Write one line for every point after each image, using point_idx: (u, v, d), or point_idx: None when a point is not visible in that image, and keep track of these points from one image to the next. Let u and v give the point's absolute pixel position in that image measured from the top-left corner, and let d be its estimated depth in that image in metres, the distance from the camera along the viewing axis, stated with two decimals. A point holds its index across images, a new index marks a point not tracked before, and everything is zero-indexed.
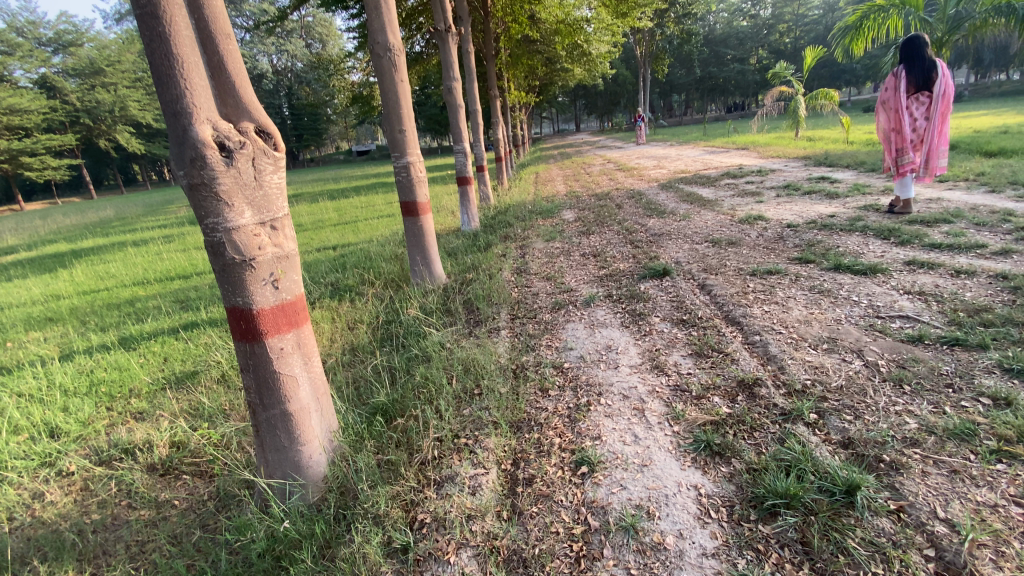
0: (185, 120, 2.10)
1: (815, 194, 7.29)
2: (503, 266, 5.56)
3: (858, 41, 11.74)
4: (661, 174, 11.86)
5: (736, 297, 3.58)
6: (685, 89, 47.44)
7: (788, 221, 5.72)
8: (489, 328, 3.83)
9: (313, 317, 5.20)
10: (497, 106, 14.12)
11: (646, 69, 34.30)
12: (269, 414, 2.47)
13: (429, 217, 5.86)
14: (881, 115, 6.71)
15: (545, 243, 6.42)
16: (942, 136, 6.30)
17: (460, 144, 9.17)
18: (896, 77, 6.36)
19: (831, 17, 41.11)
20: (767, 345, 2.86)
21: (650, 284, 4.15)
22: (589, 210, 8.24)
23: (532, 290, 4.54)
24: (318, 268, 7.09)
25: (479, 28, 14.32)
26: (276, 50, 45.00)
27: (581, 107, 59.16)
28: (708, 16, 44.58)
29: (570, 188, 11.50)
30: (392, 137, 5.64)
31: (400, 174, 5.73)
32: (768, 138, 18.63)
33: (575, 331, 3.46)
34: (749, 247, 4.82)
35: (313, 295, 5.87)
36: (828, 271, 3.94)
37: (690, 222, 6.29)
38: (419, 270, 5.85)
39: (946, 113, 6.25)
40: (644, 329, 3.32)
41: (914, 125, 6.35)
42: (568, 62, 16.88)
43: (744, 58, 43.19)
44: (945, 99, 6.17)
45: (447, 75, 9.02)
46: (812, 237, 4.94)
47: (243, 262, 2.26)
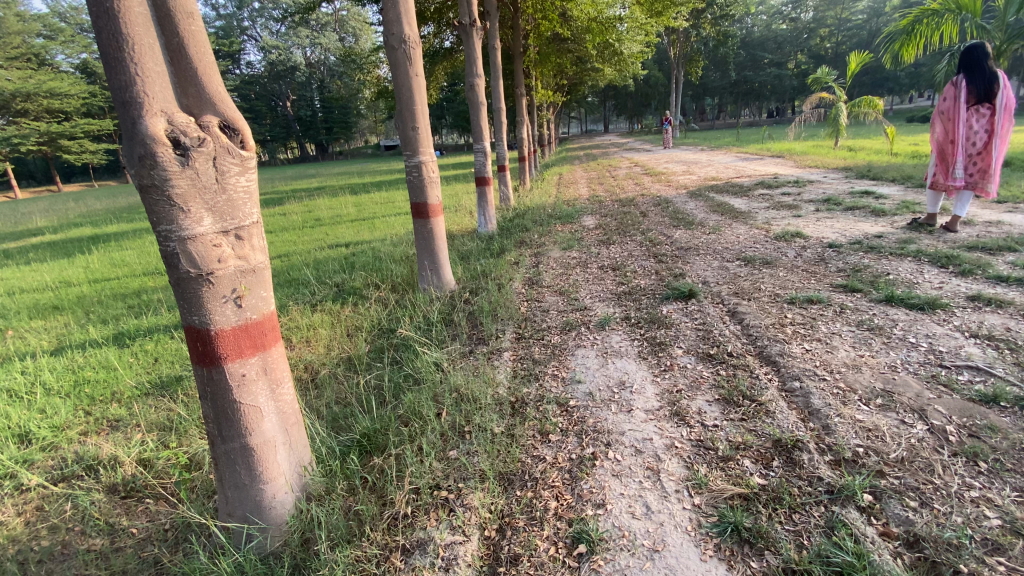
0: (135, 112, 1.81)
1: (858, 210, 6.74)
2: (515, 276, 5.21)
3: (908, 46, 10.84)
4: (691, 180, 11.35)
5: (771, 331, 3.15)
6: (719, 93, 46.24)
7: (829, 240, 5.23)
8: (492, 349, 3.48)
9: (312, 322, 4.93)
10: (523, 104, 13.76)
11: (679, 71, 33.41)
12: (228, 448, 2.17)
13: (440, 219, 5.55)
14: (934, 128, 6.04)
15: (562, 252, 6.04)
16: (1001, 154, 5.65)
17: (480, 142, 8.83)
18: (954, 86, 5.75)
19: (876, 23, 39.40)
20: (808, 396, 2.44)
21: (673, 307, 3.75)
22: (611, 217, 7.82)
23: (542, 306, 4.18)
24: (326, 267, 6.86)
25: (509, 25, 13.98)
26: (309, 42, 45.43)
27: (610, 108, 58.35)
28: (745, 19, 43.36)
29: (594, 192, 11.09)
30: (404, 134, 5.33)
31: (411, 173, 5.41)
32: (805, 146, 17.80)
33: (585, 360, 3.08)
34: (786, 268, 4.36)
35: (317, 296, 5.63)
36: (878, 303, 3.47)
37: (720, 236, 5.83)
38: (427, 275, 5.54)
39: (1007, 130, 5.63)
40: (664, 363, 2.93)
41: (972, 138, 5.68)
42: (598, 62, 16.41)
43: (782, 62, 41.78)
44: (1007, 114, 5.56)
45: (470, 71, 8.68)
46: (857, 261, 4.45)
47: (200, 277, 1.96)
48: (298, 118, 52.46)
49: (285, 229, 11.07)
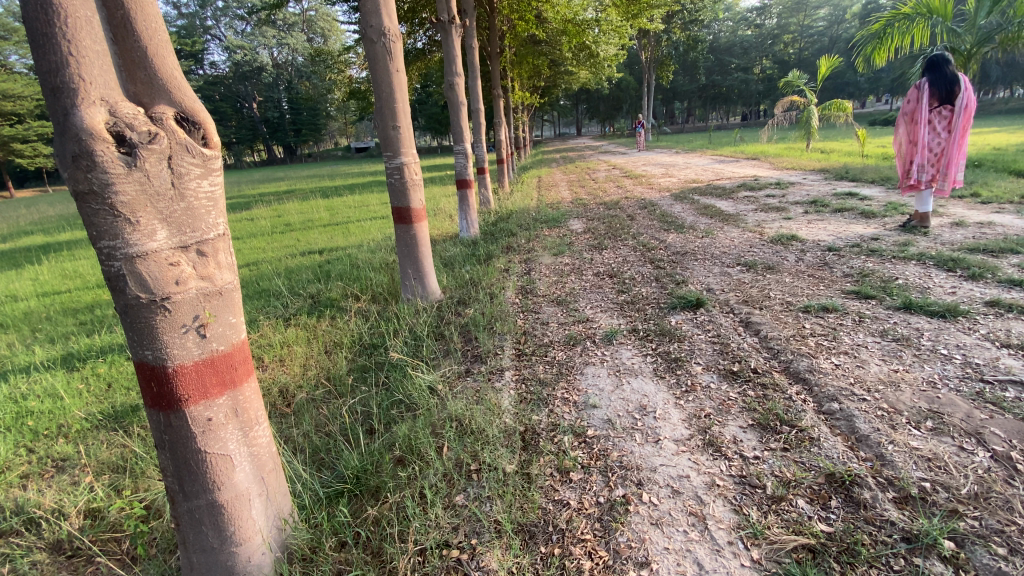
0: (65, 98, 1.43)
1: (847, 212, 6.70)
2: (506, 284, 4.92)
3: (880, 51, 11.00)
4: (672, 182, 11.29)
5: (792, 343, 2.95)
6: (688, 97, 47.02)
7: (826, 243, 5.12)
8: (490, 368, 3.16)
9: (287, 337, 4.51)
10: (501, 106, 13.46)
11: (650, 75, 33.64)
12: (191, 506, 1.80)
13: (424, 224, 5.21)
14: (899, 129, 6.16)
15: (553, 258, 5.77)
16: (961, 152, 5.81)
17: (461, 144, 8.54)
18: (916, 89, 5.85)
19: (837, 29, 40.65)
20: (852, 420, 2.22)
21: (681, 317, 3.52)
22: (598, 221, 7.61)
23: (540, 317, 3.89)
24: (300, 276, 6.42)
25: (484, 25, 13.72)
26: (276, 43, 44.19)
27: (582, 111, 58.73)
28: (713, 25, 44.23)
29: (576, 194, 10.90)
30: (384, 133, 4.95)
31: (392, 175, 5.05)
32: (777, 148, 18.08)
33: (596, 380, 2.79)
34: (791, 274, 4.19)
35: (291, 309, 5.21)
36: (896, 311, 3.30)
37: (714, 240, 5.66)
38: (411, 284, 5.20)
39: (966, 129, 5.77)
40: (684, 382, 2.66)
41: (933, 139, 5.81)
42: (574, 65, 16.31)
43: (748, 67, 42.70)
44: (967, 113, 5.69)
45: (449, 70, 8.34)
46: (861, 265, 4.32)
47: (153, 303, 1.60)
48: (265, 120, 50.91)
49: (254, 235, 10.48)
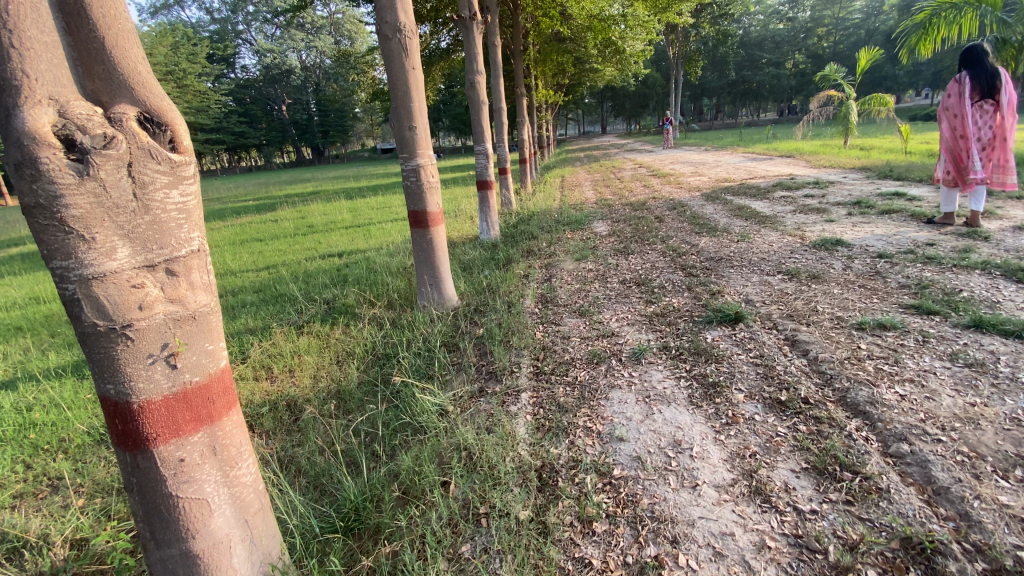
0: (6, 97, 1.23)
1: (895, 214, 6.21)
2: (525, 291, 4.66)
3: (926, 43, 10.12)
4: (702, 182, 10.84)
5: (846, 367, 2.60)
6: (717, 93, 45.85)
7: (875, 249, 4.69)
8: (505, 388, 2.89)
9: (297, 346, 4.34)
10: (524, 104, 13.17)
11: (678, 71, 32.80)
12: (164, 556, 1.60)
13: (441, 229, 4.98)
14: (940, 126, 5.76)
15: (575, 264, 5.47)
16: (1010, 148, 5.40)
17: (482, 144, 8.32)
18: (956, 83, 5.49)
19: (876, 21, 38.92)
20: (927, 467, 1.88)
21: (718, 333, 3.20)
22: (624, 223, 7.26)
23: (560, 330, 3.60)
24: (317, 280, 6.30)
25: (508, 24, 13.49)
26: (304, 45, 44.89)
27: (608, 109, 57.93)
28: (743, 19, 43.03)
29: (600, 195, 10.55)
30: (400, 134, 4.74)
31: (408, 178, 4.83)
32: (813, 145, 17.31)
33: (623, 408, 2.50)
34: (839, 284, 3.81)
35: (305, 315, 5.07)
36: (965, 329, 2.90)
37: (751, 244, 5.27)
38: (426, 291, 4.99)
39: (1013, 124, 5.38)
40: (724, 414, 2.36)
41: (981, 135, 5.41)
42: (600, 62, 15.91)
43: (780, 62, 41.22)
44: (1014, 107, 5.31)
45: (470, 68, 8.10)
46: (918, 274, 3.90)
47: (113, 332, 1.40)
48: (293, 122, 51.82)
49: (277, 237, 10.48)
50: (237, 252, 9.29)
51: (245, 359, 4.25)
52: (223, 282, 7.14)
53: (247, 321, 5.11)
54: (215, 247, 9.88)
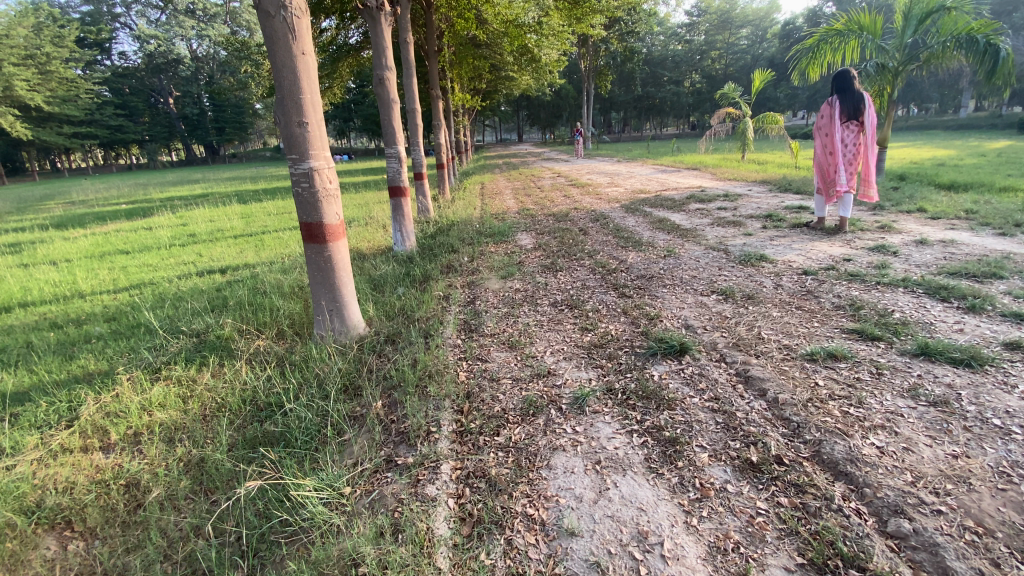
0: None
1: (807, 227, 6.39)
2: (445, 317, 4.06)
3: (814, 66, 10.97)
4: (619, 192, 10.89)
5: (811, 413, 2.30)
6: (625, 107, 48.03)
7: (798, 265, 4.66)
8: (420, 459, 2.28)
9: (150, 397, 3.43)
10: (440, 107, 12.45)
11: (590, 84, 33.85)
12: None
13: (341, 244, 4.23)
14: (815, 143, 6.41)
15: (500, 282, 4.95)
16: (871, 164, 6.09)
17: (393, 147, 7.54)
18: (828, 106, 6.12)
19: (760, 48, 42.90)
20: (939, 554, 1.56)
21: (664, 369, 2.81)
22: (548, 235, 6.91)
23: (487, 369, 3.04)
24: (191, 305, 5.22)
25: (422, 23, 12.83)
26: (195, 34, 40.83)
27: (522, 118, 58.67)
28: (647, 37, 45.48)
29: (521, 204, 10.20)
30: (288, 132, 3.93)
31: (299, 183, 4.03)
32: (715, 158, 18.36)
33: (570, 482, 2.00)
34: (776, 305, 3.63)
35: (168, 352, 4.07)
36: (915, 358, 2.75)
37: (679, 260, 5.07)
38: (325, 318, 4.23)
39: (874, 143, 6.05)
40: (691, 484, 1.94)
41: (846, 152, 6.08)
42: (516, 69, 15.72)
43: (680, 80, 44.05)
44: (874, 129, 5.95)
45: (377, 62, 7.28)
46: (847, 292, 3.84)
47: None
48: (182, 118, 46.88)
49: (149, 248, 8.94)
50: (94, 267, 7.73)
51: (74, 420, 3.24)
52: (68, 307, 5.78)
53: (87, 365, 4.00)
54: (66, 262, 8.18)
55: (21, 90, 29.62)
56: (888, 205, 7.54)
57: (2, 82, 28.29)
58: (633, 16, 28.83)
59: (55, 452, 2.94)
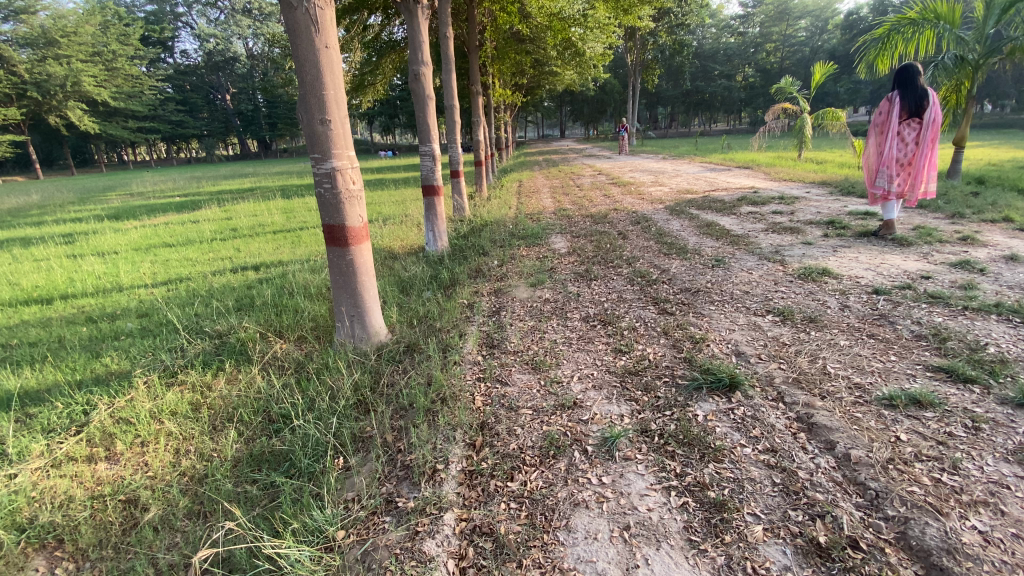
0: None
1: (875, 237, 5.75)
2: (468, 329, 3.79)
3: (883, 58, 9.97)
4: (664, 193, 10.34)
5: (892, 479, 1.89)
6: (672, 102, 46.49)
7: (867, 282, 4.12)
8: (422, 503, 2.01)
9: (161, 404, 3.35)
10: (480, 103, 12.17)
11: (636, 79, 32.87)
12: None
13: (363, 247, 4.03)
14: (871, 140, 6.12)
15: (529, 291, 4.63)
16: (927, 165, 5.75)
17: (427, 144, 7.32)
18: (888, 102, 5.80)
19: (821, 39, 40.44)
20: None
21: (710, 406, 2.44)
22: (585, 239, 6.53)
23: (506, 395, 2.74)
24: (220, 304, 5.18)
25: (463, 17, 12.62)
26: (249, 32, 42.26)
27: (566, 113, 57.78)
28: (698, 30, 43.76)
29: (558, 204, 9.84)
30: (310, 129, 3.75)
31: (321, 183, 3.84)
32: (768, 157, 17.34)
33: (591, 552, 1.69)
34: (843, 332, 3.16)
35: (188, 354, 4.00)
36: (1020, 410, 2.25)
37: (728, 271, 4.62)
38: (345, 325, 4.04)
39: (933, 144, 5.69)
40: (741, 568, 1.58)
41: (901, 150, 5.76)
42: (560, 64, 15.30)
43: (731, 74, 42.23)
44: (935, 128, 5.61)
45: (413, 57, 7.06)
46: (928, 318, 3.30)
47: None
48: (237, 113, 48.88)
49: (192, 242, 9.14)
50: (138, 260, 7.94)
51: (85, 426, 3.18)
52: (107, 300, 5.89)
53: (109, 364, 3.97)
54: (114, 254, 8.45)
55: (89, 85, 31.42)
56: (969, 212, 6.73)
57: (70, 78, 30.04)
58: (684, 7, 27.64)
59: (60, 461, 2.88)
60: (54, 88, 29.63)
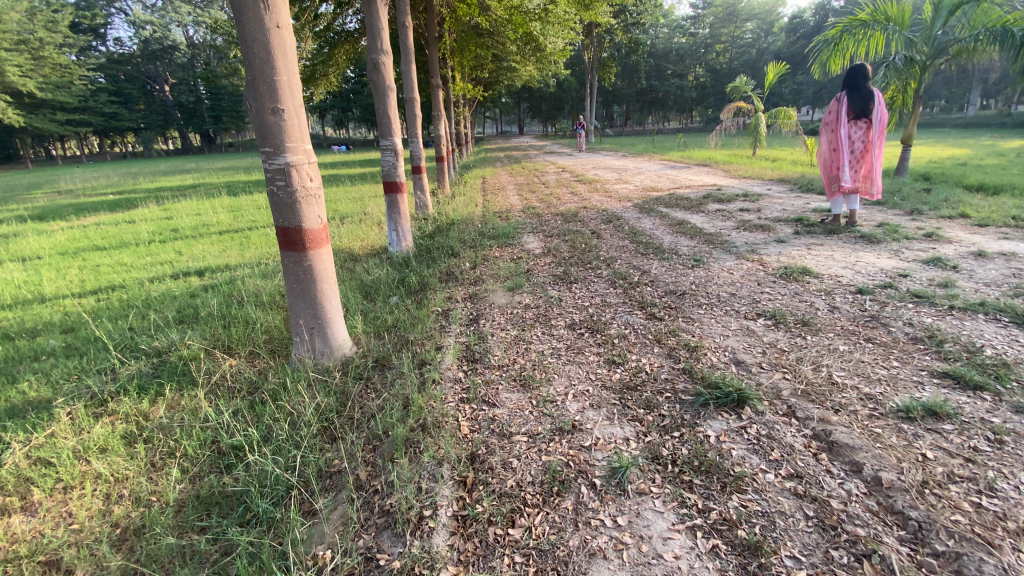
0: None
1: (844, 234, 5.81)
2: (443, 341, 3.47)
3: (836, 59, 10.23)
4: (630, 190, 10.30)
5: (931, 506, 1.73)
6: (628, 100, 47.26)
7: (849, 281, 4.08)
8: (410, 561, 1.71)
9: (88, 439, 2.87)
10: (441, 97, 11.74)
11: (594, 76, 33.16)
12: None
13: (323, 251, 3.63)
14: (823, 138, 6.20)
15: (507, 296, 4.34)
16: (878, 161, 5.85)
17: (389, 138, 6.88)
18: (837, 102, 5.88)
19: (768, 42, 42.08)
20: None
21: (720, 425, 2.24)
22: (558, 238, 6.32)
23: (495, 418, 2.45)
24: (160, 316, 4.63)
25: (421, 8, 12.14)
26: (191, 20, 39.82)
27: (524, 110, 57.79)
28: (652, 30, 44.62)
29: (525, 202, 9.61)
30: (261, 120, 3.32)
31: (273, 180, 3.42)
32: (725, 154, 17.74)
33: None
34: (839, 335, 3.05)
35: (121, 377, 3.49)
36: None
37: (709, 272, 4.50)
38: (303, 338, 3.64)
39: (881, 141, 5.81)
40: None
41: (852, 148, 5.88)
42: (520, 59, 15.04)
43: (684, 74, 43.35)
44: (882, 127, 5.73)
45: (372, 46, 6.60)
46: (919, 319, 3.24)
47: None
48: (179, 105, 46.10)
49: (128, 245, 8.33)
50: (64, 266, 7.13)
51: None
52: (26, 313, 5.19)
53: (25, 392, 3.41)
54: (36, 259, 7.56)
55: (13, 75, 28.80)
56: (926, 208, 6.95)
57: None
58: (640, 7, 28.08)
59: None
60: None
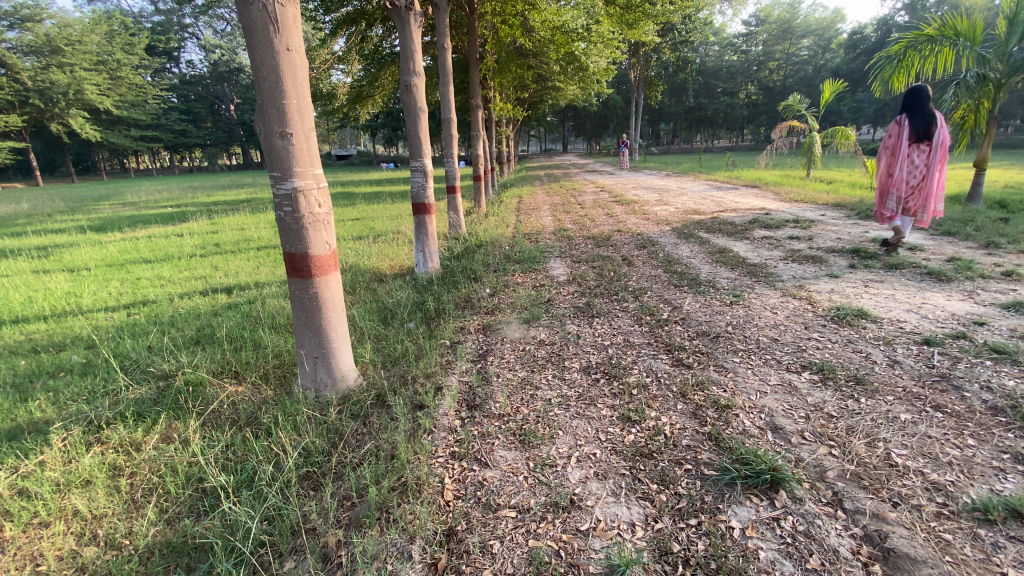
0: None
1: (908, 268, 5.20)
2: (446, 380, 3.22)
3: (899, 76, 9.46)
4: (670, 212, 9.85)
5: None
6: (675, 118, 46.41)
7: (912, 328, 3.56)
8: None
9: (75, 471, 2.77)
10: (480, 117, 11.72)
11: (640, 95, 32.73)
12: None
13: (331, 277, 3.47)
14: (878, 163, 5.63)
15: (522, 330, 4.06)
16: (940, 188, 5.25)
17: (419, 159, 6.80)
18: (896, 124, 5.35)
19: (826, 58, 40.38)
20: None
21: (749, 513, 1.87)
22: (585, 264, 6.00)
23: (484, 483, 2.17)
24: (179, 336, 4.62)
25: (464, 29, 12.21)
26: None
27: (569, 128, 57.85)
28: (701, 48, 43.82)
29: (557, 223, 9.34)
30: (270, 144, 3.22)
31: (281, 204, 3.31)
32: (775, 176, 16.92)
33: None
34: (899, 399, 2.59)
35: (123, 401, 3.42)
36: None
37: (749, 310, 4.06)
38: (306, 369, 3.47)
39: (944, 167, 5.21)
40: None
41: (911, 172, 5.28)
42: (562, 79, 14.91)
43: (734, 91, 42.19)
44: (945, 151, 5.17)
45: (405, 68, 6.55)
46: (1001, 381, 2.73)
47: None
48: (241, 123, 48.93)
49: (171, 258, 8.61)
50: (108, 278, 7.40)
51: None
52: (61, 325, 5.34)
53: (33, 411, 3.39)
54: (85, 270, 7.91)
55: (92, 94, 31.15)
56: (1004, 241, 6.19)
57: (73, 85, 29.70)
58: (689, 25, 27.53)
59: None
60: (57, 95, 29.33)
